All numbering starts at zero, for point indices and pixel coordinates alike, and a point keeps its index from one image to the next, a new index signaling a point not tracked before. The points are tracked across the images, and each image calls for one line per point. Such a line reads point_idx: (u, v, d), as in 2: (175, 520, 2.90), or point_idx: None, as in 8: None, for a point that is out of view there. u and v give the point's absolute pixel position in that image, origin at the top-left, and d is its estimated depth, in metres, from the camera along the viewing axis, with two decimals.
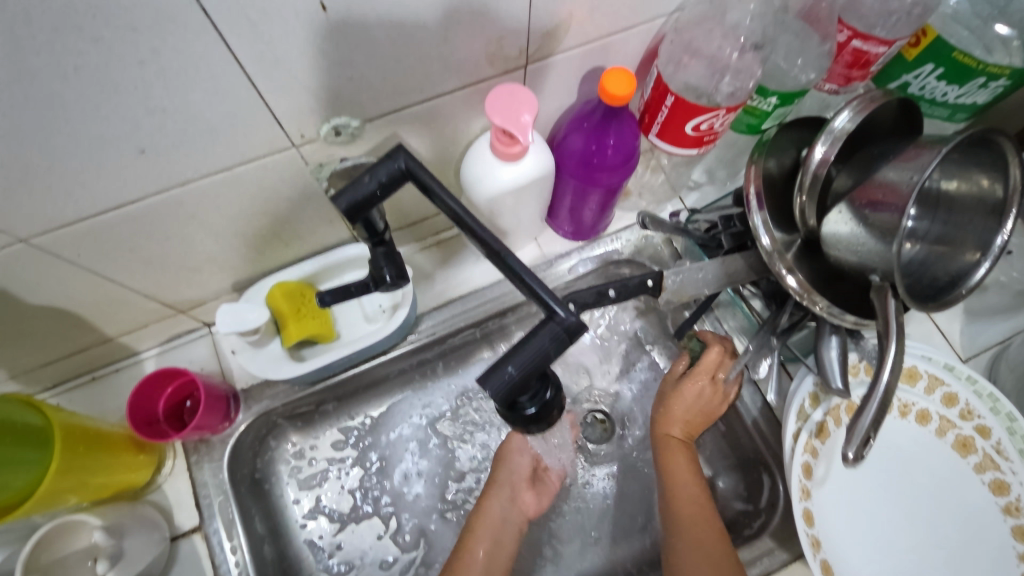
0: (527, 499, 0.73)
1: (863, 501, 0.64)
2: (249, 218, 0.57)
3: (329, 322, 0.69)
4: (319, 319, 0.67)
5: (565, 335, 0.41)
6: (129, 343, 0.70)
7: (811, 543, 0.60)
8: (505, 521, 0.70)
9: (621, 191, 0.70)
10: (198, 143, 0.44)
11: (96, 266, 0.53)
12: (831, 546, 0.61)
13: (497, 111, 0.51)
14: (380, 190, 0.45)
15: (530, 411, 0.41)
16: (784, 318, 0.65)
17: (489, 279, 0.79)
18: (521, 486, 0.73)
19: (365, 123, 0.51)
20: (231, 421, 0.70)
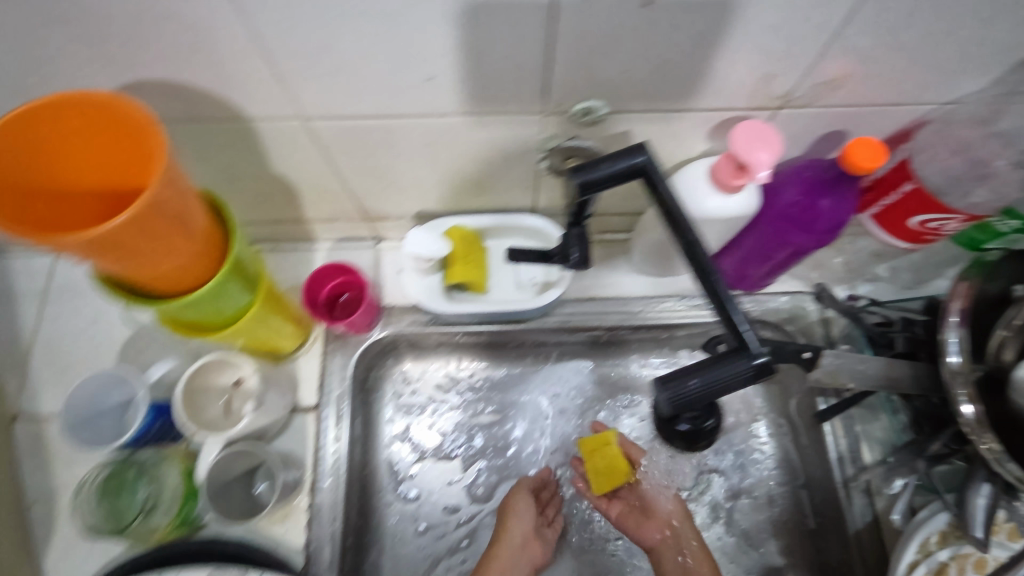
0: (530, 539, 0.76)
1: None
2: (468, 160, 0.62)
3: (484, 276, 0.72)
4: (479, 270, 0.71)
5: (754, 373, 0.41)
6: (312, 230, 0.78)
7: None
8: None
9: (808, 255, 0.67)
10: (475, 84, 0.49)
11: (336, 157, 0.59)
12: None
13: (739, 142, 0.51)
14: (611, 180, 0.47)
15: (685, 428, 0.43)
16: (935, 446, 0.61)
17: (635, 292, 0.80)
18: (530, 537, 0.75)
19: (612, 113, 0.54)
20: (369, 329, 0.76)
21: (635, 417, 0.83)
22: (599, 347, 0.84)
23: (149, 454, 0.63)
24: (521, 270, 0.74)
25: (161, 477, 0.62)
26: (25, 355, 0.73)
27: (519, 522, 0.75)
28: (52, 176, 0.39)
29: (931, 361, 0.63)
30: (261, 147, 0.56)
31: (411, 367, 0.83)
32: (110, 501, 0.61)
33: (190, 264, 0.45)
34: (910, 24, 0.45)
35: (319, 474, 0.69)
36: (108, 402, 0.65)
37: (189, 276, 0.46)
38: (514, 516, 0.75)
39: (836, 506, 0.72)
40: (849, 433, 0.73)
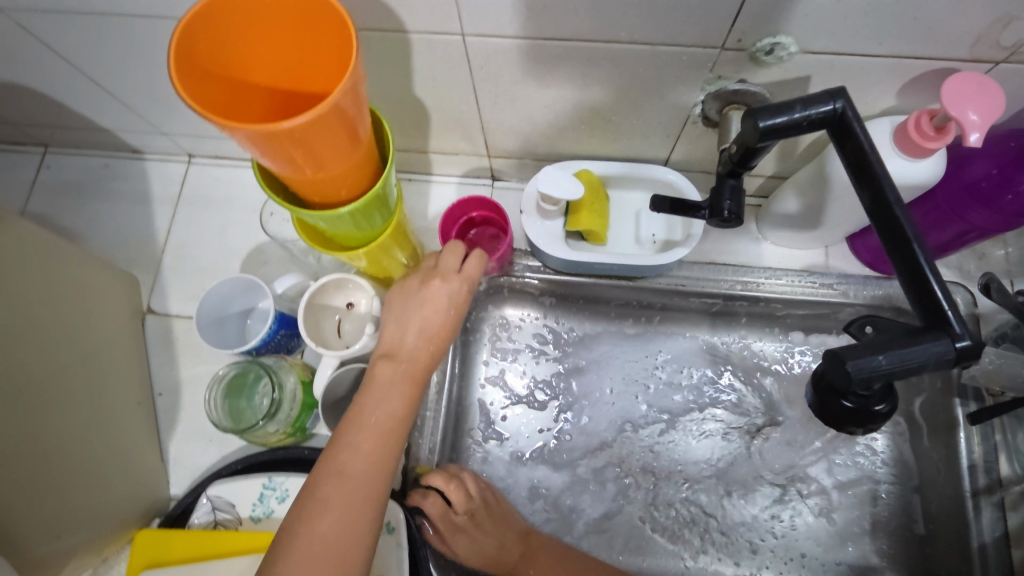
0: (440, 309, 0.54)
1: None
2: (615, 98, 0.58)
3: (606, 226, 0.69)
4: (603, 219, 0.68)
5: (953, 357, 0.36)
6: (433, 163, 0.77)
7: None
8: (415, 333, 0.53)
9: (980, 241, 0.60)
10: (658, 8, 0.44)
11: (481, 82, 0.57)
12: None
13: (950, 94, 0.45)
14: (801, 125, 0.43)
15: (851, 406, 0.39)
16: None
17: (757, 261, 0.75)
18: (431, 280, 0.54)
19: (796, 56, 0.48)
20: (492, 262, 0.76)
21: (738, 391, 0.78)
22: (709, 316, 0.79)
23: (270, 360, 0.63)
24: (642, 225, 0.71)
25: (282, 383, 0.62)
26: (159, 256, 0.78)
27: (433, 289, 0.54)
28: (245, 69, 0.39)
29: None
30: (410, 65, 0.55)
31: (510, 312, 0.82)
32: (235, 399, 0.63)
33: (346, 177, 0.44)
34: None
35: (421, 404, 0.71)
36: (231, 309, 0.68)
37: (344, 189, 0.46)
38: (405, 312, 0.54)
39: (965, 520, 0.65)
40: (987, 442, 0.66)
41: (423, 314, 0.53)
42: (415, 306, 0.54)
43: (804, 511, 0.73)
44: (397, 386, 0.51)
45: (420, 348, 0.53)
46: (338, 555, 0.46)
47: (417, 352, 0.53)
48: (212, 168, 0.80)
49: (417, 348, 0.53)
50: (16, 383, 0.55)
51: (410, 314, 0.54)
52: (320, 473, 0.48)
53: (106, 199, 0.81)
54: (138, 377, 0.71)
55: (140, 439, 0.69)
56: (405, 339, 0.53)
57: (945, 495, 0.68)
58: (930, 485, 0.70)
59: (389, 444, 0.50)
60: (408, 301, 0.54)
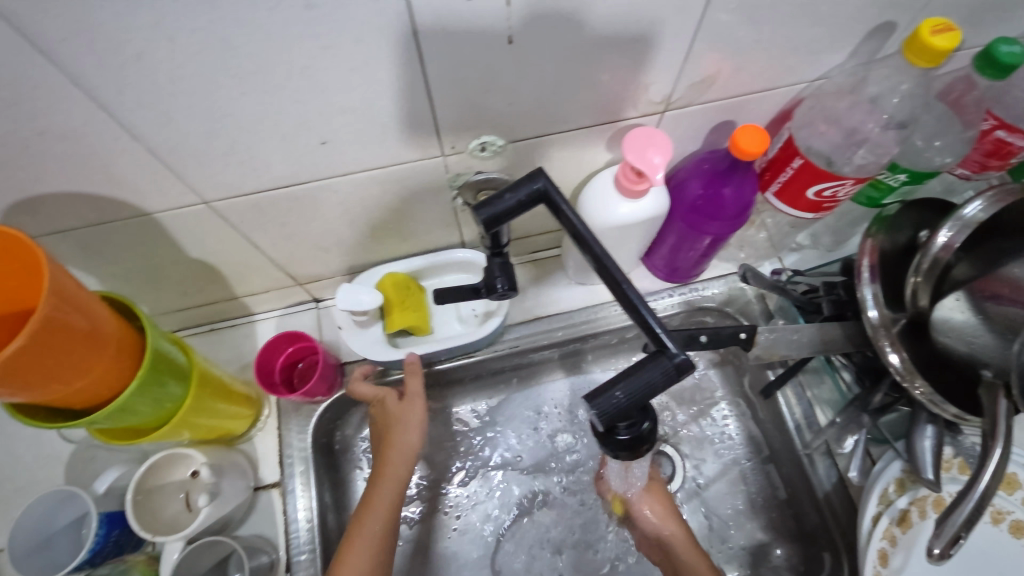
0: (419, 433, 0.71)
1: None
2: (381, 211, 0.62)
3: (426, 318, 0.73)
4: (419, 312, 0.71)
5: (675, 371, 0.42)
6: (249, 304, 0.77)
7: None
8: (387, 454, 0.65)
9: (726, 242, 0.70)
10: (369, 142, 0.49)
11: (249, 232, 0.59)
12: None
13: (632, 148, 0.54)
14: (516, 207, 0.48)
15: (624, 437, 0.43)
16: (877, 398, 0.64)
17: (576, 302, 0.81)
18: (396, 410, 0.67)
19: (507, 144, 0.55)
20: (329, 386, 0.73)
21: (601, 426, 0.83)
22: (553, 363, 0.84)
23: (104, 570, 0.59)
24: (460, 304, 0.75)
25: None
26: None
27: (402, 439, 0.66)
28: None
29: (857, 318, 0.66)
30: (171, 237, 0.56)
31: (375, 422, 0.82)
32: None
33: (101, 376, 0.44)
34: (764, 16, 0.47)
35: (293, 551, 0.68)
36: (56, 524, 0.61)
37: (106, 386, 0.45)
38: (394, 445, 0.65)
39: (815, 478, 0.72)
40: (801, 400, 0.76)
41: (403, 439, 0.66)
42: (393, 434, 0.66)
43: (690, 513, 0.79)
44: (383, 502, 0.62)
45: (400, 463, 0.65)
46: None
47: (397, 484, 0.64)
48: None
49: (397, 466, 0.64)
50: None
51: (393, 444, 0.66)
52: None
53: None
54: None
55: None
56: (383, 461, 0.65)
57: (790, 458, 0.76)
58: (777, 452, 0.78)
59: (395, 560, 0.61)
60: (397, 434, 0.66)
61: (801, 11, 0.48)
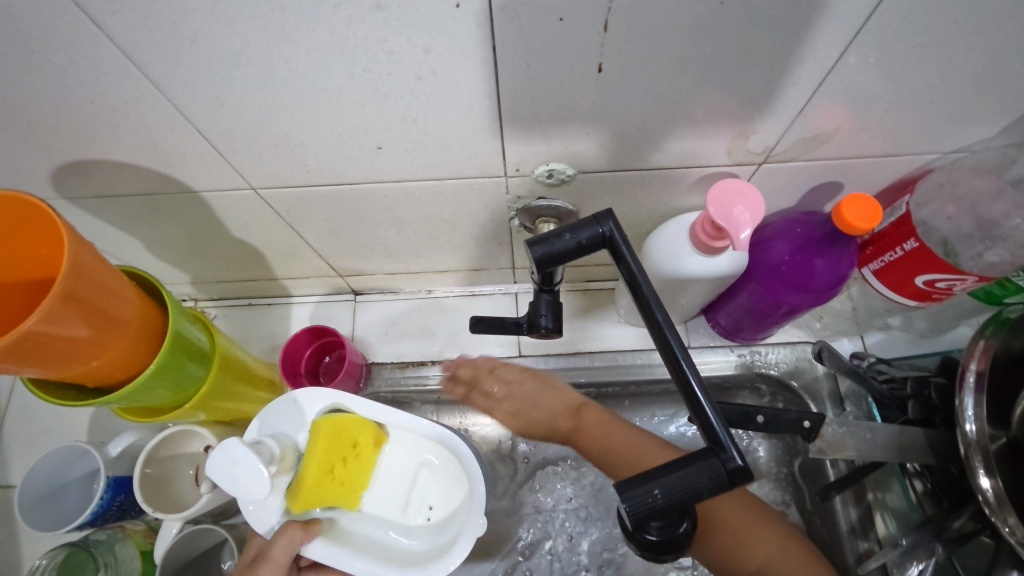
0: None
1: None
2: (433, 222, 0.59)
3: (357, 489, 0.57)
4: (343, 488, 0.55)
5: (726, 479, 0.36)
6: (288, 287, 0.75)
7: None
8: None
9: (805, 313, 0.62)
10: (428, 151, 0.45)
11: (295, 223, 0.56)
12: None
13: (716, 201, 0.47)
14: (575, 249, 0.43)
15: (652, 539, 0.37)
16: (957, 525, 0.55)
17: (623, 345, 0.75)
18: (246, 567, 0.48)
19: (577, 174, 0.50)
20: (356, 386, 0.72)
21: None
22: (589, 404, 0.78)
23: (102, 534, 0.59)
24: (414, 492, 0.59)
25: (115, 559, 0.57)
26: None
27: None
28: None
29: (948, 427, 0.57)
30: (214, 214, 0.54)
31: None
32: None
33: (115, 359, 0.43)
34: (906, 76, 0.40)
35: None
36: (69, 476, 0.62)
37: (120, 368, 0.44)
38: None
39: None
40: (860, 505, 0.67)
41: None
42: None
43: None
44: None
45: None
46: None
47: None
48: None
49: None
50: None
51: None
52: None
53: None
54: None
55: None
56: None
57: (835, 562, 0.68)
58: (821, 552, 0.70)
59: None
60: None
61: (955, 77, 0.40)
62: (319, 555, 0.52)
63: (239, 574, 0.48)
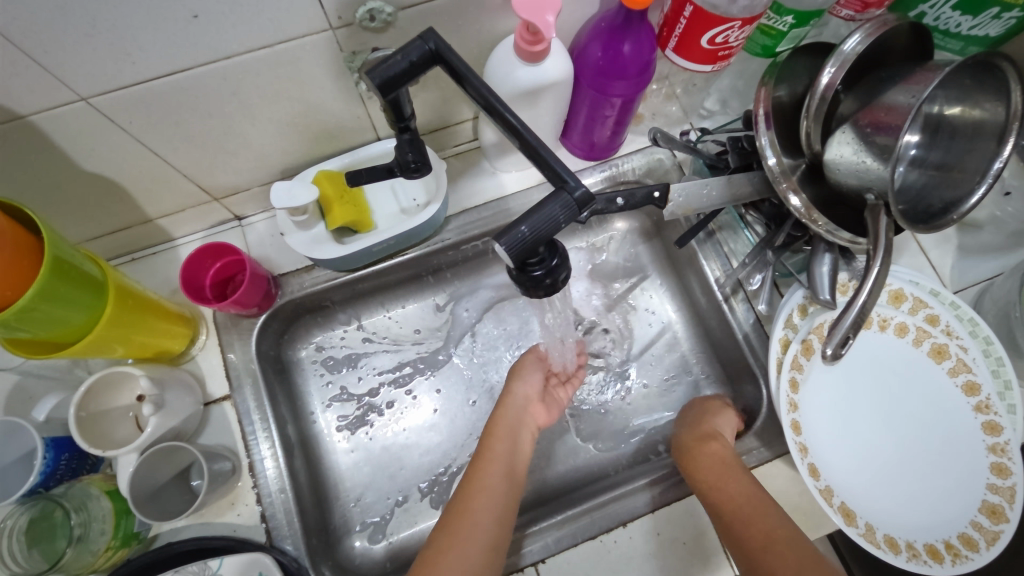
0: (537, 414, 0.77)
1: (856, 398, 0.69)
2: (283, 104, 0.61)
3: (366, 211, 0.73)
4: (359, 207, 0.72)
5: (576, 205, 0.45)
6: (166, 227, 0.75)
7: (799, 448, 0.65)
8: (502, 402, 0.75)
9: (635, 107, 0.72)
10: (246, 13, 0.47)
11: (143, 135, 0.56)
12: (818, 450, 0.66)
13: (527, 10, 0.53)
14: (411, 68, 0.48)
15: (538, 273, 0.46)
16: (780, 238, 0.69)
17: (503, 191, 0.82)
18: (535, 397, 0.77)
19: (398, 12, 0.54)
20: (270, 296, 0.75)
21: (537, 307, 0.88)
22: (491, 257, 0.87)
23: (59, 487, 0.60)
24: (399, 195, 0.75)
25: (87, 506, 0.60)
26: None
27: (505, 413, 0.73)
28: None
29: (760, 166, 0.70)
30: (55, 145, 0.53)
31: (326, 332, 0.84)
32: (45, 544, 0.59)
33: (4, 274, 0.43)
34: None
35: (253, 452, 0.70)
36: (3, 459, 0.62)
37: (9, 287, 0.44)
38: (521, 377, 0.79)
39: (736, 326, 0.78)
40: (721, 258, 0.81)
41: (519, 382, 0.78)
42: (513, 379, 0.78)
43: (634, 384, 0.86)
44: (503, 434, 0.71)
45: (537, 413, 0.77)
46: (493, 510, 0.62)
47: (512, 419, 0.73)
48: None
49: (516, 394, 0.76)
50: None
51: (515, 385, 0.77)
52: (467, 502, 0.63)
53: None
54: None
55: None
56: (516, 387, 0.77)
57: (714, 311, 0.82)
58: (704, 309, 0.84)
59: (500, 534, 0.61)
60: (519, 372, 0.80)
61: None
62: (368, 242, 0.72)
63: (519, 366, 0.80)
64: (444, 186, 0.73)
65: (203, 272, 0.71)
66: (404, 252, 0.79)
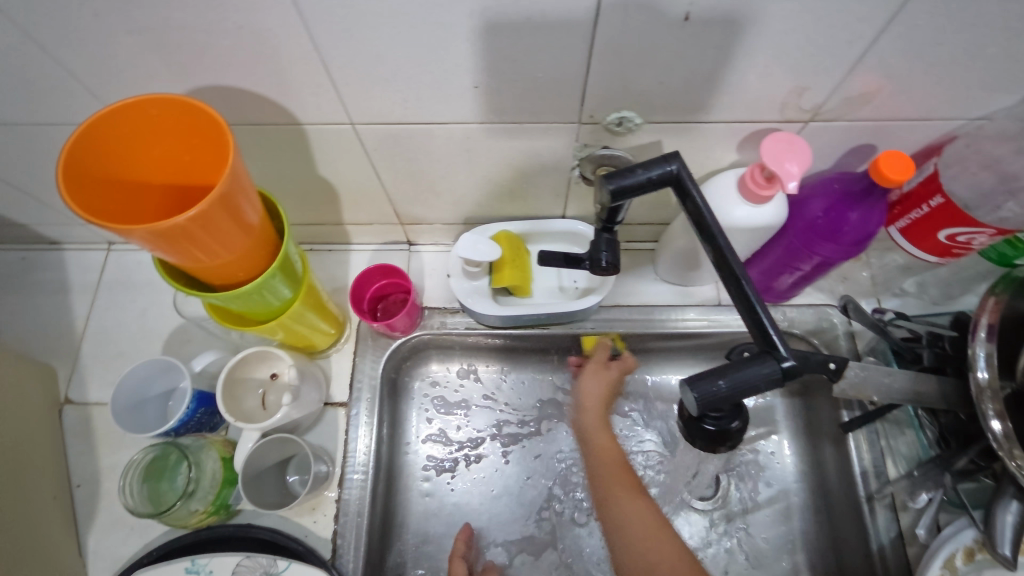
0: None
1: None
2: (502, 166, 0.65)
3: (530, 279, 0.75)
4: (525, 274, 0.73)
5: (781, 375, 0.42)
6: (349, 232, 0.81)
7: None
8: None
9: (832, 269, 0.68)
10: (517, 91, 0.51)
11: (379, 161, 0.62)
12: None
13: (769, 154, 0.53)
14: (647, 184, 0.49)
15: (711, 428, 0.44)
16: (963, 462, 0.60)
17: (659, 299, 0.81)
18: None
19: (643, 124, 0.56)
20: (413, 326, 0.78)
21: (650, 421, 0.83)
22: (620, 356, 0.84)
23: (188, 439, 0.64)
24: (563, 274, 0.76)
25: (202, 463, 0.63)
26: (78, 344, 0.77)
27: None
28: (128, 171, 0.43)
29: (958, 376, 0.63)
30: (310, 151, 0.60)
31: (439, 368, 0.85)
32: (154, 484, 0.63)
33: (244, 259, 0.48)
34: (947, 40, 0.46)
35: (347, 468, 0.71)
36: (152, 389, 0.68)
37: (243, 268, 0.49)
38: None
39: (871, 530, 0.70)
40: (873, 448, 0.72)
41: None
42: None
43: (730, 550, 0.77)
44: None
45: None
46: None
47: None
48: (133, 255, 0.82)
49: None
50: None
51: None
52: None
53: (26, 293, 0.81)
54: (54, 471, 0.69)
55: (59, 536, 0.66)
56: None
57: (847, 503, 0.73)
58: (832, 494, 0.76)
59: None
60: None
61: (981, 46, 0.46)
62: (522, 310, 0.73)
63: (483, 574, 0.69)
64: (610, 282, 0.73)
65: (365, 285, 0.76)
66: (548, 327, 0.79)
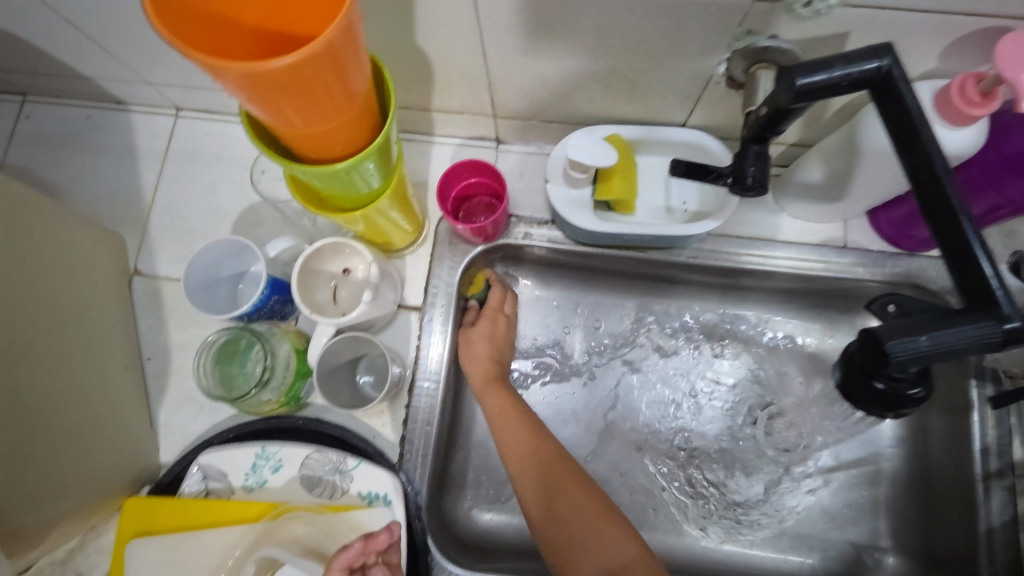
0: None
1: None
2: (633, 53, 0.54)
3: (635, 194, 0.66)
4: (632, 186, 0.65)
5: (1001, 338, 0.34)
6: (434, 121, 0.72)
7: None
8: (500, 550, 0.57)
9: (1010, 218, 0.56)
10: None
11: (491, 32, 0.52)
12: None
13: (1001, 60, 0.41)
14: (845, 84, 0.39)
15: (885, 385, 0.39)
16: None
17: (774, 233, 0.71)
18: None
19: (837, 8, 0.44)
20: (496, 234, 0.72)
21: (736, 363, 0.76)
22: (716, 290, 0.76)
23: (262, 326, 0.61)
24: (673, 191, 0.67)
25: (275, 351, 0.60)
26: (146, 215, 0.74)
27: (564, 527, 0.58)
28: (224, 7, 0.35)
29: None
30: (413, 9, 0.50)
31: (513, 281, 0.78)
32: (225, 366, 0.61)
33: (342, 133, 0.41)
34: None
35: (419, 374, 0.68)
36: (223, 269, 0.64)
37: (339, 143, 0.42)
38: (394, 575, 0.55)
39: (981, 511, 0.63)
40: (1002, 425, 0.64)
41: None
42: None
43: (809, 505, 0.71)
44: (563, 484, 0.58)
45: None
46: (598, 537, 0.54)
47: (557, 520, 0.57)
48: (201, 123, 0.76)
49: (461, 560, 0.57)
50: (24, 343, 0.53)
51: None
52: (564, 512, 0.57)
53: (92, 154, 0.77)
54: (126, 342, 0.67)
55: (131, 405, 0.65)
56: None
57: (953, 477, 0.67)
58: (934, 466, 0.69)
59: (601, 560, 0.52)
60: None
61: None
62: (623, 228, 0.64)
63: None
64: (729, 204, 0.63)
65: (451, 183, 0.69)
66: (645, 251, 0.71)
